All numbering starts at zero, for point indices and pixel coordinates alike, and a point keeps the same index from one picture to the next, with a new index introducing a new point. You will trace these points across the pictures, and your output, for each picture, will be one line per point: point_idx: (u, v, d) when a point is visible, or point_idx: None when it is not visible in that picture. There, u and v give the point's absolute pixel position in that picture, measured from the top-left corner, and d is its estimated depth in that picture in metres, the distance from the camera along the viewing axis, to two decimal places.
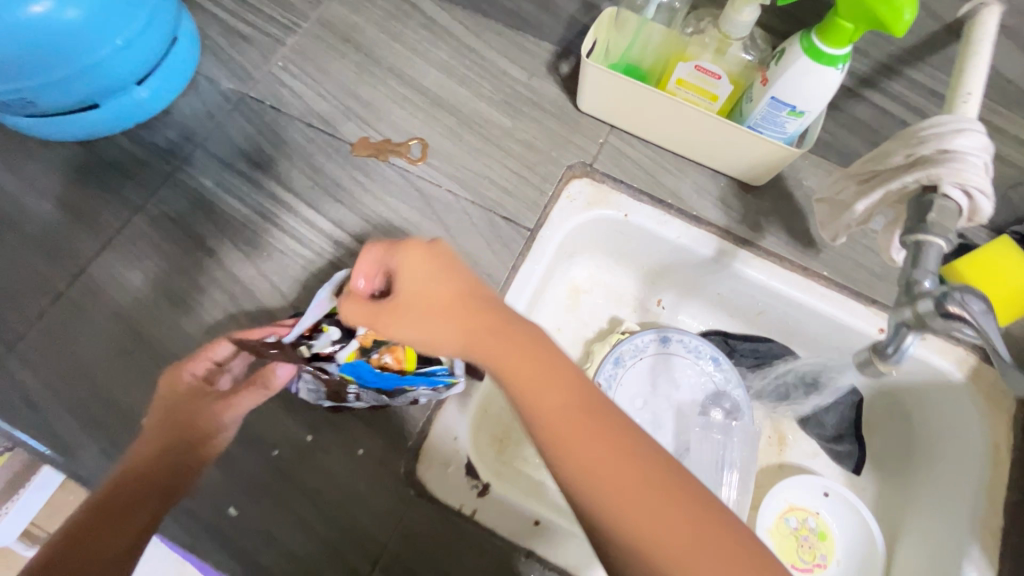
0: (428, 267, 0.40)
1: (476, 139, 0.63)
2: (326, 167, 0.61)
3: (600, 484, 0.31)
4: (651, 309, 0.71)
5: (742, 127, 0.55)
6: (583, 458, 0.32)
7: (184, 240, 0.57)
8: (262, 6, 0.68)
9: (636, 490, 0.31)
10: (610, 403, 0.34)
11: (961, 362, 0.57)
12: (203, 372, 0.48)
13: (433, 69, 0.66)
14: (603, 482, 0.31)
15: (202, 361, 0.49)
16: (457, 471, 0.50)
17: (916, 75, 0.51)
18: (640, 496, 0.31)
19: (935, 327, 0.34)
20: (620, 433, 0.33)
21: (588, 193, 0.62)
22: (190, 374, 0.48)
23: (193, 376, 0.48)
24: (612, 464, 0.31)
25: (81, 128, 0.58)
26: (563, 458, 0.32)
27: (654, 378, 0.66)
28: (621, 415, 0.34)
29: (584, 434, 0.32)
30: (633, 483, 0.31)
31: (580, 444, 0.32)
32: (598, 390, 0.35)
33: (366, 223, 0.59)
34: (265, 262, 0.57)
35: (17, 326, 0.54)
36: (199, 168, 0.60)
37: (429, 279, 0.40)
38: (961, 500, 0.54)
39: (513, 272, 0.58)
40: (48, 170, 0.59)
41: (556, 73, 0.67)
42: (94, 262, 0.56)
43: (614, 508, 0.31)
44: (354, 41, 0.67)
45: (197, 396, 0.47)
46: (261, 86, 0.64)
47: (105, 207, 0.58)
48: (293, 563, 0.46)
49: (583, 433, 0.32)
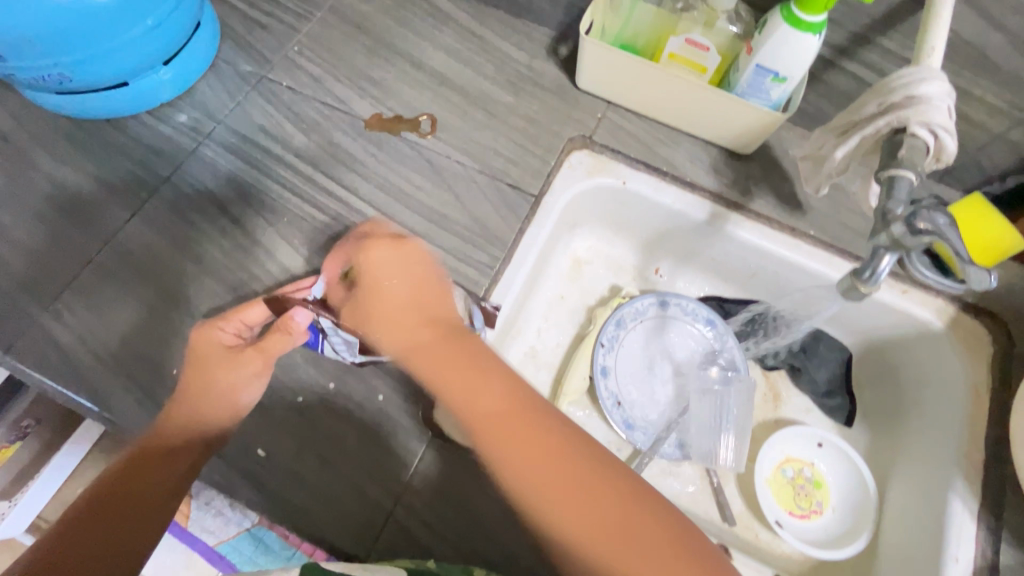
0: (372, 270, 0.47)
1: (482, 115, 0.67)
2: (341, 142, 0.65)
3: (529, 486, 0.38)
4: (650, 277, 0.75)
5: (731, 95, 0.59)
6: (524, 467, 0.39)
7: (209, 210, 0.61)
8: None
9: (558, 484, 0.38)
10: (540, 412, 0.41)
11: (942, 312, 0.61)
12: (233, 332, 0.50)
13: (440, 53, 0.70)
14: (534, 477, 0.38)
15: (233, 320, 0.50)
16: None
17: (887, 44, 0.55)
18: (562, 488, 0.38)
19: (909, 245, 0.38)
20: (548, 437, 0.40)
21: (588, 163, 0.66)
22: (221, 332, 0.49)
23: (223, 334, 0.50)
24: (544, 464, 0.39)
25: (111, 105, 0.62)
26: (502, 463, 0.39)
27: (654, 340, 0.70)
28: (548, 422, 0.40)
29: (517, 447, 0.39)
30: (555, 478, 0.38)
31: (512, 450, 0.39)
32: (528, 397, 0.41)
33: (380, 192, 0.62)
34: (286, 228, 0.60)
35: (53, 288, 0.57)
36: (221, 143, 0.64)
37: (413, 281, 0.46)
38: (947, 438, 0.58)
39: (519, 235, 0.61)
40: (80, 146, 0.63)
41: (555, 55, 0.71)
42: (125, 229, 0.60)
43: (544, 499, 0.38)
44: (365, 28, 0.71)
45: (227, 359, 0.49)
46: (278, 69, 0.68)
47: (133, 179, 0.62)
48: (319, 500, 0.49)
49: (512, 434, 0.39)
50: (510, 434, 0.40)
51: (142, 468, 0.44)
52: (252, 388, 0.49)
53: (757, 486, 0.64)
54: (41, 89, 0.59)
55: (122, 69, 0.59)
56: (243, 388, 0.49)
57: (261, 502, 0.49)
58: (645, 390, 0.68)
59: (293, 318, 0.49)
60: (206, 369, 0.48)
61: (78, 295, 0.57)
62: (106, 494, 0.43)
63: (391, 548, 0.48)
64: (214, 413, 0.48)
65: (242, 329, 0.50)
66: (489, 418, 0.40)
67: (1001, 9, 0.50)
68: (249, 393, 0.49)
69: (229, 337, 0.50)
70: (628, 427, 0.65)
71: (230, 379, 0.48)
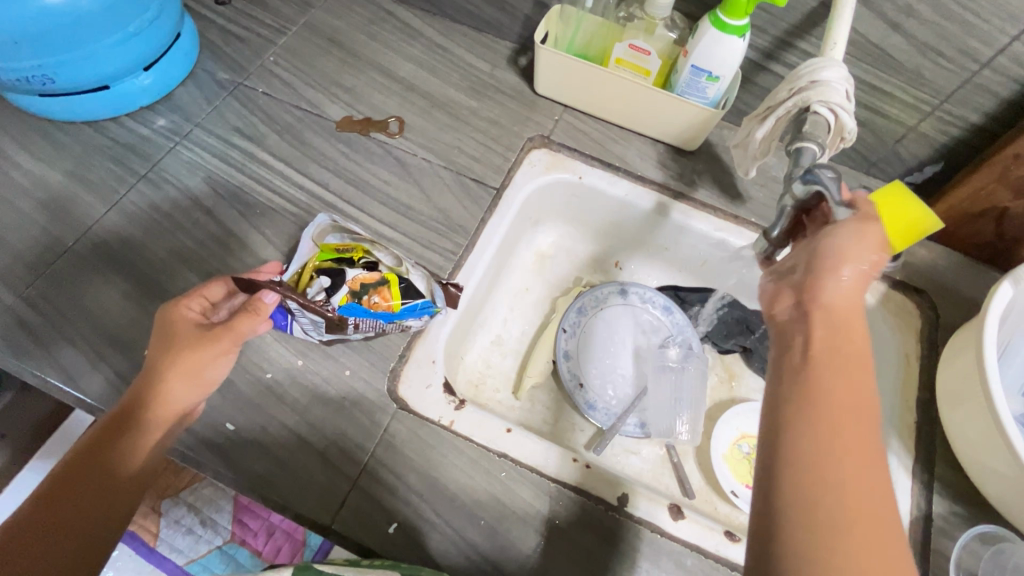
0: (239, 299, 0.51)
1: (447, 118, 0.72)
2: (312, 141, 0.69)
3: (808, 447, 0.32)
4: (610, 270, 0.79)
5: (672, 95, 0.65)
6: (822, 434, 0.33)
7: (184, 203, 0.64)
8: (255, 13, 0.77)
9: (830, 465, 0.32)
10: (852, 376, 0.35)
11: (873, 289, 0.65)
12: (199, 311, 0.50)
13: (408, 63, 0.76)
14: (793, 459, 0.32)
15: (199, 297, 0.51)
16: (436, 389, 0.55)
17: (805, 46, 0.62)
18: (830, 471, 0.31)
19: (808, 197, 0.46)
20: (841, 412, 0.33)
21: (546, 160, 0.71)
22: (186, 310, 0.50)
23: (188, 312, 0.50)
24: (819, 445, 0.32)
25: (90, 108, 0.66)
26: (807, 436, 0.33)
27: (615, 326, 0.73)
28: (837, 392, 0.34)
29: (830, 430, 0.33)
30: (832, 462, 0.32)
31: (845, 433, 0.32)
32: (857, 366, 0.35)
33: (350, 186, 0.66)
34: (258, 219, 0.63)
35: (27, 276, 0.59)
36: (197, 143, 0.67)
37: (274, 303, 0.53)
38: (883, 403, 0.62)
39: (481, 224, 0.65)
40: (58, 144, 0.66)
41: (515, 64, 0.77)
42: (101, 221, 0.62)
43: (802, 475, 0.32)
44: (337, 41, 0.76)
45: (195, 336, 0.48)
46: (254, 76, 0.72)
47: (110, 175, 0.65)
48: (286, 470, 0.51)
49: (834, 414, 0.33)
50: (858, 430, 0.33)
51: (103, 476, 0.44)
52: (220, 365, 0.49)
53: (714, 461, 0.67)
54: (23, 90, 0.62)
55: (102, 72, 0.62)
56: (212, 365, 0.49)
57: (228, 473, 0.51)
58: (607, 375, 0.71)
59: (261, 299, 0.49)
60: (173, 349, 0.48)
61: (54, 283, 0.59)
62: (54, 501, 0.42)
63: (355, 514, 0.50)
64: (182, 403, 0.48)
65: (207, 309, 0.51)
66: (862, 405, 0.34)
67: (896, 13, 0.56)
68: (217, 372, 0.49)
69: (195, 316, 0.50)
70: (591, 407, 0.68)
71: (200, 357, 0.48)
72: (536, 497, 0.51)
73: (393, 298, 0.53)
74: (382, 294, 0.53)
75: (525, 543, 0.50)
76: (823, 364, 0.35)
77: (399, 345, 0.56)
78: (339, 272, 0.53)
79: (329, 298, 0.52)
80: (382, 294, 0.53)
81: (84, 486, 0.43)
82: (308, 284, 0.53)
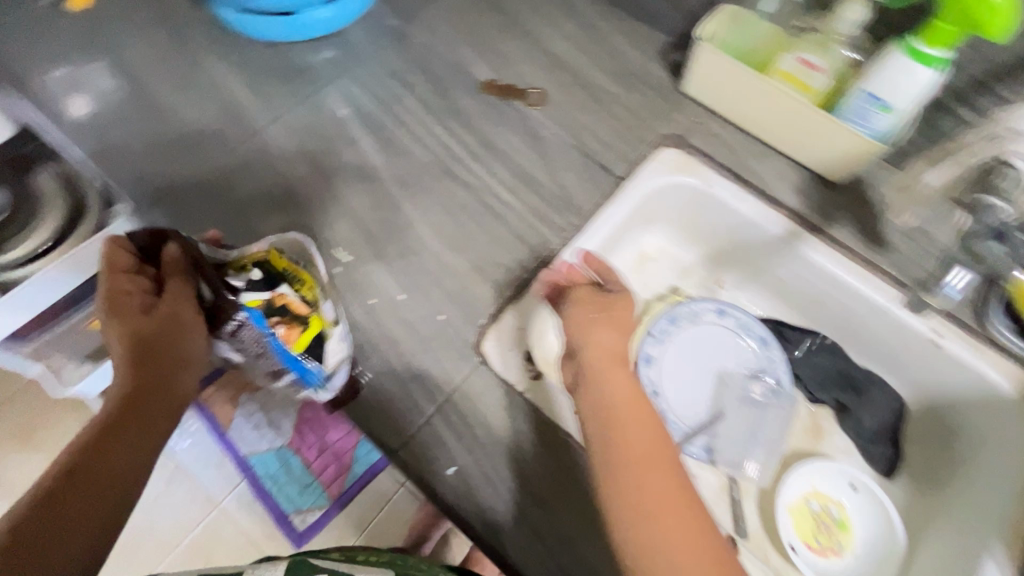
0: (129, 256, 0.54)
1: (588, 99, 0.72)
2: (456, 97, 0.71)
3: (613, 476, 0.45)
4: (711, 287, 0.76)
5: (833, 117, 0.60)
6: (625, 463, 0.45)
7: (332, 130, 0.69)
8: None
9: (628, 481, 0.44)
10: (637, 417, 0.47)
11: (1014, 377, 0.58)
12: (139, 295, 0.53)
13: (561, 39, 0.76)
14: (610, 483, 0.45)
15: (118, 275, 0.53)
16: (518, 355, 0.56)
17: (1007, 94, 0.55)
18: (629, 482, 0.44)
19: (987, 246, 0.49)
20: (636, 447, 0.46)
21: (675, 159, 0.68)
22: (120, 295, 0.52)
23: (119, 298, 0.52)
24: (622, 470, 0.45)
25: (275, 31, 0.72)
26: (609, 468, 0.45)
27: (701, 344, 0.70)
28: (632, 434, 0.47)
29: (629, 461, 0.45)
30: (633, 479, 0.44)
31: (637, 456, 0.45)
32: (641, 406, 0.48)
33: (481, 146, 0.68)
34: (391, 156, 0.67)
35: (193, 164, 0.67)
36: (355, 79, 0.73)
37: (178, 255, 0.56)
38: (993, 504, 0.56)
39: (596, 209, 0.65)
40: (242, 58, 0.74)
41: (667, 59, 0.75)
42: (262, 130, 0.69)
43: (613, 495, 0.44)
44: (499, 7, 0.78)
45: (157, 320, 0.52)
46: (417, 27, 0.76)
47: (277, 92, 0.71)
48: (366, 388, 0.54)
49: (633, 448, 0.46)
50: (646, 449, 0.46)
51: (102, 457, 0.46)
52: (200, 336, 0.54)
53: (777, 511, 0.63)
54: (226, 5, 0.70)
55: None
56: (194, 337, 0.53)
57: (310, 376, 0.54)
58: (683, 392, 0.68)
59: (169, 252, 0.53)
60: (138, 339, 0.51)
61: (214, 175, 0.66)
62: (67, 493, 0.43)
63: (418, 447, 0.52)
64: (185, 376, 0.53)
65: (143, 290, 0.53)
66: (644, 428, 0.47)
67: None
68: (201, 345, 0.54)
69: (133, 299, 0.52)
70: (660, 419, 0.65)
71: (182, 334, 0.53)
72: (591, 482, 0.51)
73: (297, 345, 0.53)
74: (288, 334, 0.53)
75: (571, 519, 0.50)
76: (624, 412, 0.47)
77: (492, 304, 0.59)
78: (274, 282, 0.54)
79: (241, 293, 0.54)
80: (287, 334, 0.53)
81: (120, 459, 0.46)
82: (238, 269, 0.55)
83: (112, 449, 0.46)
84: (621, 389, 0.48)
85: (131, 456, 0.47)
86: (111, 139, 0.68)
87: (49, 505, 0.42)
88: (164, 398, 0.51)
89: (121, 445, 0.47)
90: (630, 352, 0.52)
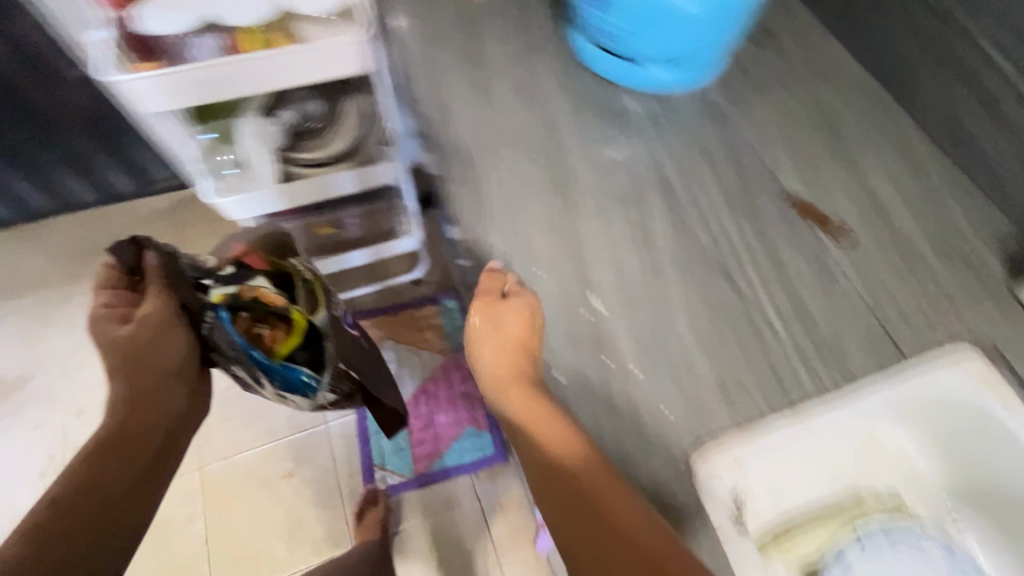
0: (108, 274, 0.82)
1: (902, 263, 0.76)
2: (777, 211, 0.79)
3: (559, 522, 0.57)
4: (944, 520, 0.79)
5: None
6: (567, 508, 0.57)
7: (648, 194, 0.81)
8: (790, 81, 0.90)
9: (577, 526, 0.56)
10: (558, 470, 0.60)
11: None
12: (114, 308, 0.81)
13: (894, 191, 0.81)
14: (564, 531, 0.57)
15: (101, 296, 0.82)
16: (723, 484, 0.65)
17: None
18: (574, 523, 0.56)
19: None
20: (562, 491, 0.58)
21: (977, 372, 0.70)
22: (101, 307, 0.81)
23: (98, 314, 0.80)
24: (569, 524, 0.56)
25: (618, 67, 0.84)
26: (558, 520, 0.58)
27: (897, 553, 0.76)
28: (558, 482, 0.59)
29: (564, 506, 0.58)
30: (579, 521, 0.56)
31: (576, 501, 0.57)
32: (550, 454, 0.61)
33: (772, 264, 0.76)
34: (702, 240, 0.78)
35: (537, 181, 0.82)
36: (689, 155, 0.83)
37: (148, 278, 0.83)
38: None
39: (877, 378, 0.70)
40: (587, 91, 0.87)
41: (1009, 265, 0.76)
42: (584, 175, 0.82)
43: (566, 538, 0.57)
44: (838, 136, 0.85)
45: (126, 329, 0.79)
46: (750, 120, 0.86)
47: (615, 137, 0.85)
48: (598, 437, 0.67)
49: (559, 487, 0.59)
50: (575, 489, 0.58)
51: (99, 471, 0.70)
52: (174, 349, 0.81)
53: None
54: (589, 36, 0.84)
55: (652, 49, 0.78)
56: (172, 344, 0.81)
57: (575, 403, 0.70)
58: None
59: (143, 257, 0.82)
60: (123, 347, 0.79)
61: (549, 194, 0.81)
62: (73, 506, 0.66)
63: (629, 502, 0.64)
64: (156, 383, 0.80)
65: (116, 305, 0.81)
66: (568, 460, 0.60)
67: None
68: (175, 349, 0.81)
69: (117, 311, 0.81)
70: None
71: (161, 346, 0.80)
72: None
73: (283, 343, 0.90)
74: (276, 334, 0.90)
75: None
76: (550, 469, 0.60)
77: (731, 433, 0.67)
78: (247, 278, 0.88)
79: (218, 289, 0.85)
80: (276, 333, 0.90)
81: (99, 464, 0.71)
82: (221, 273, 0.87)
83: (100, 458, 0.71)
84: (519, 404, 0.66)
85: (131, 450, 0.74)
86: (459, 144, 0.85)
87: (76, 496, 0.67)
88: (137, 416, 0.77)
89: (113, 468, 0.71)
90: (519, 362, 0.70)
